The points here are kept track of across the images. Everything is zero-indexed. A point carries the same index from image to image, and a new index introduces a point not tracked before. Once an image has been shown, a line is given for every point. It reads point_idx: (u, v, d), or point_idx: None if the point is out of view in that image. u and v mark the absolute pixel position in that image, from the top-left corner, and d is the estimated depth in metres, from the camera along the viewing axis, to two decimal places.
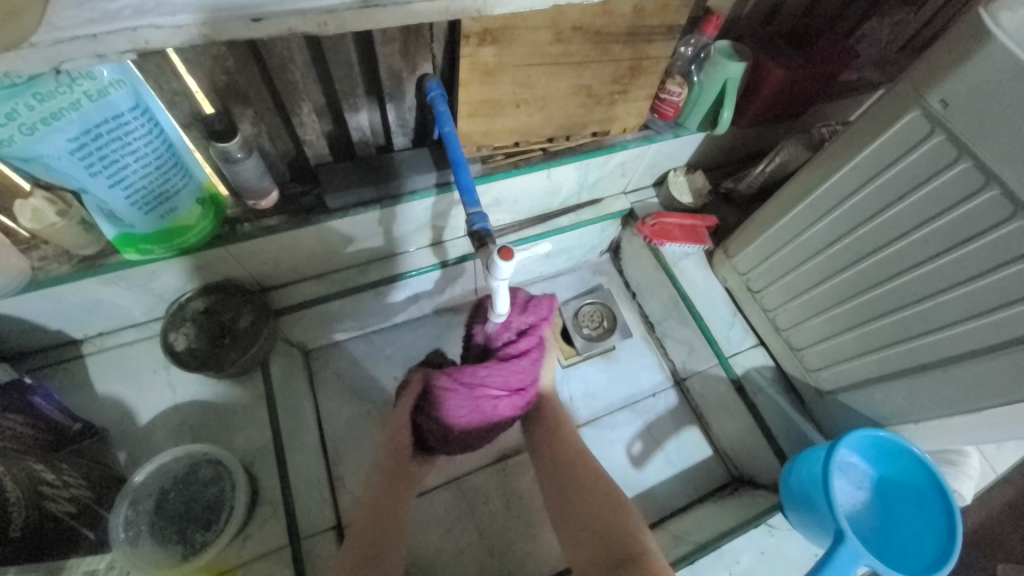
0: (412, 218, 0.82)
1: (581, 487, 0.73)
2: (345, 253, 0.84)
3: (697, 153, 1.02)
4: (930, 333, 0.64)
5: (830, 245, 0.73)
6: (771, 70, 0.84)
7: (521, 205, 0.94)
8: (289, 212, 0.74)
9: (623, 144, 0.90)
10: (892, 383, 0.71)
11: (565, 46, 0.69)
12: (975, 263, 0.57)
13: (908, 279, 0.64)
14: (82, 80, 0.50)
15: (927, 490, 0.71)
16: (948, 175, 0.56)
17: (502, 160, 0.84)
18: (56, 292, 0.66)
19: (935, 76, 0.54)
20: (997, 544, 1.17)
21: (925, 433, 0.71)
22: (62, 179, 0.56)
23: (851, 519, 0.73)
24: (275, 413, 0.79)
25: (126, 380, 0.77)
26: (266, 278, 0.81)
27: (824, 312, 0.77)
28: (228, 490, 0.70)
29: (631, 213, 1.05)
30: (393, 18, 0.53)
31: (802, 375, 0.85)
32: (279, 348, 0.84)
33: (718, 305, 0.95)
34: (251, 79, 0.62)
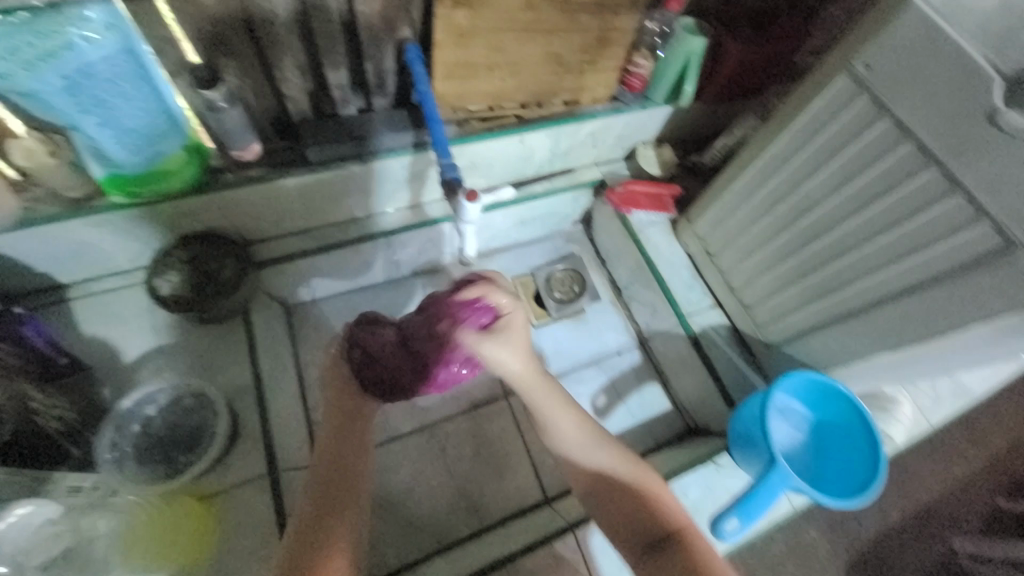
0: (390, 177, 0.86)
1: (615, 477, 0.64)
2: (326, 209, 0.88)
3: (665, 126, 1.07)
4: (859, 279, 0.70)
5: (775, 205, 0.79)
6: (732, 47, 0.91)
7: (496, 171, 0.98)
8: (272, 164, 0.78)
9: (593, 114, 0.95)
10: (827, 331, 0.77)
11: (535, 12, 0.74)
12: (894, 213, 0.63)
13: (839, 233, 0.70)
14: (76, 22, 0.54)
15: (855, 429, 0.78)
16: (870, 134, 0.63)
17: (477, 124, 0.88)
18: (45, 232, 0.69)
19: (861, 42, 0.60)
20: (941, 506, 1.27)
21: (856, 375, 0.79)
22: (55, 116, 0.60)
23: (789, 455, 0.80)
24: (256, 359, 0.83)
25: (112, 323, 0.80)
26: (249, 230, 0.85)
27: (772, 268, 0.84)
28: (210, 418, 0.74)
29: (602, 183, 1.11)
30: None
31: (753, 331, 0.92)
32: (260, 300, 0.88)
33: (679, 269, 1.01)
34: (237, 30, 0.66)
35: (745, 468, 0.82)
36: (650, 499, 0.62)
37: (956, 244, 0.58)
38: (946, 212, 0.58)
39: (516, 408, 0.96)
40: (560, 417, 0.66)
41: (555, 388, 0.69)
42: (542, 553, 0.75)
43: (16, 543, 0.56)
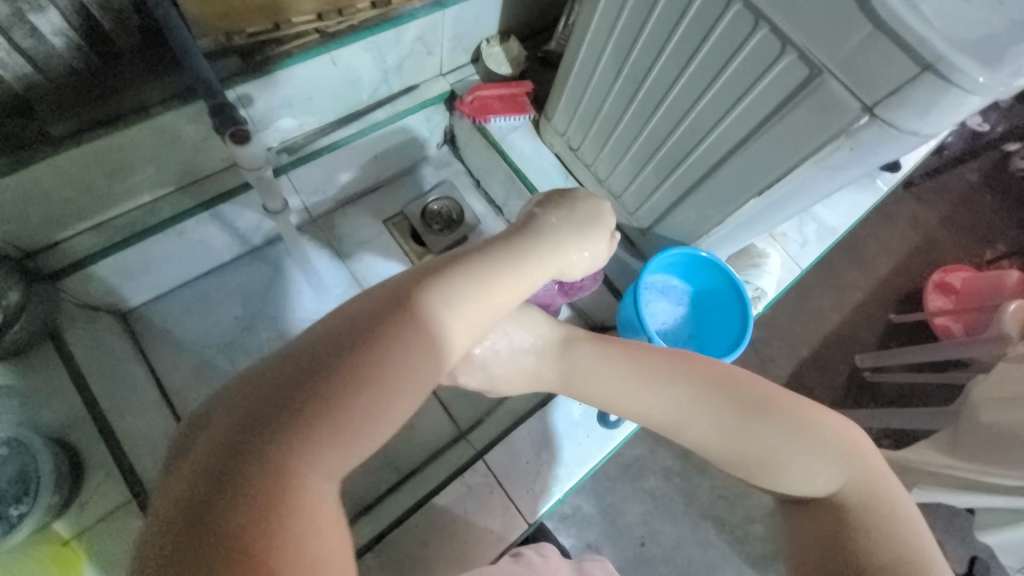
0: (181, 137, 0.72)
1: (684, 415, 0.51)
2: (115, 190, 0.73)
3: (505, 16, 0.96)
4: (700, 143, 0.67)
5: (617, 80, 0.73)
6: None
7: (320, 104, 0.85)
8: (3, 151, 0.62)
9: (411, 14, 0.82)
10: (685, 204, 0.76)
11: None
12: (715, 62, 0.59)
13: (674, 97, 0.67)
14: None
15: (726, 289, 0.81)
16: None
17: (271, 50, 0.73)
18: None
19: None
20: (831, 335, 1.42)
21: (720, 241, 0.79)
22: None
23: (669, 332, 0.83)
24: (86, 382, 0.71)
25: None
26: (24, 238, 0.68)
27: (629, 150, 0.80)
28: (33, 461, 0.63)
29: (453, 96, 1.00)
30: None
31: (627, 221, 0.90)
32: (73, 315, 0.75)
33: (550, 172, 0.96)
34: None
35: None
36: (734, 463, 0.50)
37: (771, 83, 0.55)
38: (759, 47, 0.54)
39: None
40: (627, 398, 0.54)
41: (645, 353, 0.54)
42: (454, 487, 0.76)
43: None
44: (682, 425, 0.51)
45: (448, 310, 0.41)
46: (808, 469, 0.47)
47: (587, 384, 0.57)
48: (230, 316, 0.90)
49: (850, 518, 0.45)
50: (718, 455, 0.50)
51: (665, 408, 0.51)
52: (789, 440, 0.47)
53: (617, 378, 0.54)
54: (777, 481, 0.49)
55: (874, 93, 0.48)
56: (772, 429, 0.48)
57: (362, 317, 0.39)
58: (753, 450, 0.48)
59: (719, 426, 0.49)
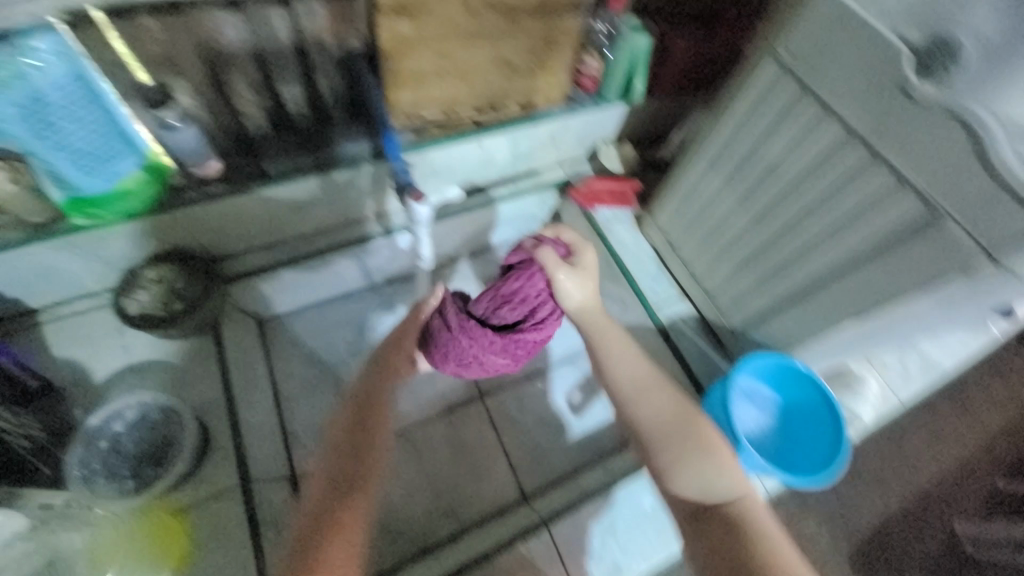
0: (353, 186, 0.88)
1: (649, 392, 0.63)
2: (292, 222, 0.89)
3: (626, 124, 1.10)
4: (805, 260, 0.72)
5: (726, 193, 0.81)
6: (675, 42, 0.94)
7: (460, 177, 1.01)
8: (230, 179, 0.79)
9: (548, 114, 0.97)
10: (783, 313, 0.79)
11: (479, 20, 0.77)
12: (831, 192, 0.65)
13: (784, 215, 0.73)
14: (22, 50, 0.57)
15: (819, 407, 0.80)
16: (802, 117, 0.65)
17: (435, 132, 0.90)
18: (12, 256, 0.71)
19: (783, 31, 0.63)
20: None
21: (816, 355, 0.80)
22: (6, 142, 0.61)
23: (756, 438, 0.82)
24: (228, 373, 0.84)
25: (81, 344, 0.80)
26: (215, 246, 0.86)
27: (729, 254, 0.86)
28: (181, 431, 0.75)
29: (567, 183, 1.12)
30: None
31: (718, 318, 0.94)
32: (229, 314, 0.89)
33: (646, 262, 1.04)
34: (187, 51, 0.67)
35: None
36: (656, 438, 0.60)
37: (889, 217, 0.60)
38: (877, 187, 0.60)
39: (491, 410, 0.97)
40: (614, 345, 0.67)
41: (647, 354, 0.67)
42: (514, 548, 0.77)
43: None
44: (641, 395, 0.63)
45: (563, 276, 0.69)
46: (711, 466, 0.57)
47: (603, 332, 0.69)
48: (340, 341, 1.00)
49: (736, 524, 0.51)
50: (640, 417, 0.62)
51: (634, 376, 0.64)
52: (710, 449, 0.58)
53: (608, 336, 0.68)
54: (673, 472, 0.57)
55: (990, 235, 0.52)
56: (701, 430, 0.59)
57: (345, 445, 0.66)
58: (679, 440, 0.59)
59: (668, 413, 0.61)
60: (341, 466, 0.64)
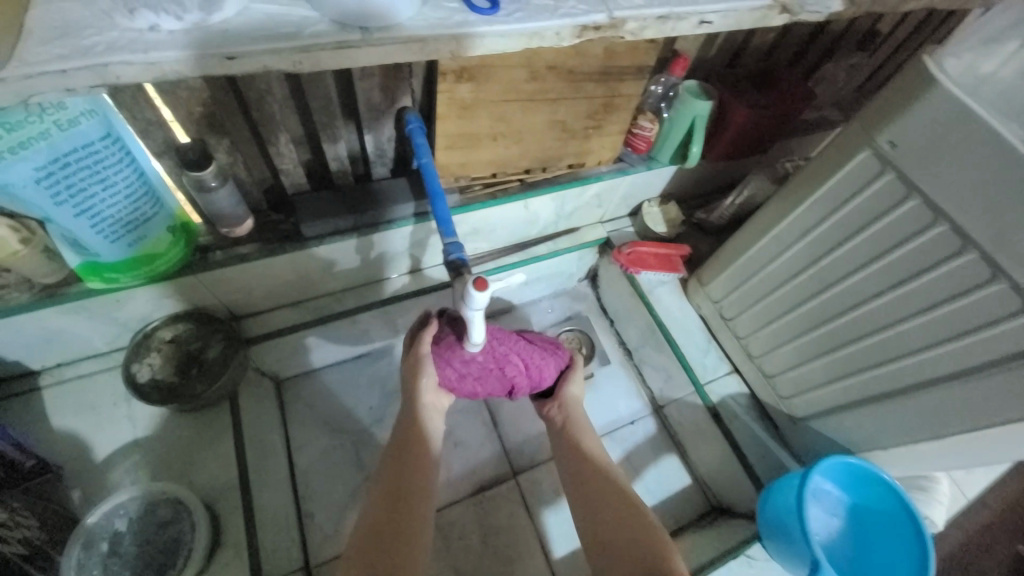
0: (389, 246, 0.83)
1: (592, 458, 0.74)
2: (321, 281, 0.83)
3: (671, 184, 1.05)
4: (891, 360, 0.66)
5: (794, 276, 0.75)
6: (737, 109, 0.89)
7: (499, 235, 0.95)
8: (263, 239, 0.73)
9: (598, 176, 0.92)
10: (860, 411, 0.73)
11: (540, 83, 0.72)
12: (929, 295, 0.59)
13: (867, 309, 0.67)
14: (52, 110, 0.49)
15: (897, 515, 0.72)
16: (898, 212, 0.59)
17: (480, 190, 0.85)
18: (16, 322, 0.64)
19: (882, 120, 0.58)
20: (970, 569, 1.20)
21: (894, 458, 0.73)
22: (24, 208, 0.54)
23: (825, 546, 0.74)
24: (243, 449, 0.76)
25: (85, 413, 0.73)
26: (239, 306, 0.79)
27: (793, 339, 0.79)
28: (189, 531, 0.67)
29: (607, 242, 1.07)
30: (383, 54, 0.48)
31: (775, 403, 0.87)
32: (248, 378, 0.82)
33: (693, 333, 0.97)
34: (229, 110, 0.62)
35: (778, 560, 0.76)
36: (593, 493, 0.70)
37: (1002, 332, 0.54)
38: (987, 299, 0.54)
39: (525, 490, 0.89)
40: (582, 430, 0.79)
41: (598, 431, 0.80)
42: None
43: None
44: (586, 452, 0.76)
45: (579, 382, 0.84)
46: (636, 520, 0.65)
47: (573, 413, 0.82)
48: (364, 406, 0.92)
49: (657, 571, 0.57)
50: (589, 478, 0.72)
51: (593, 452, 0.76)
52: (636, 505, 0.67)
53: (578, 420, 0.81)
54: (607, 527, 0.65)
55: None
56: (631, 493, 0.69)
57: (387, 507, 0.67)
58: (611, 498, 0.68)
59: (606, 472, 0.72)
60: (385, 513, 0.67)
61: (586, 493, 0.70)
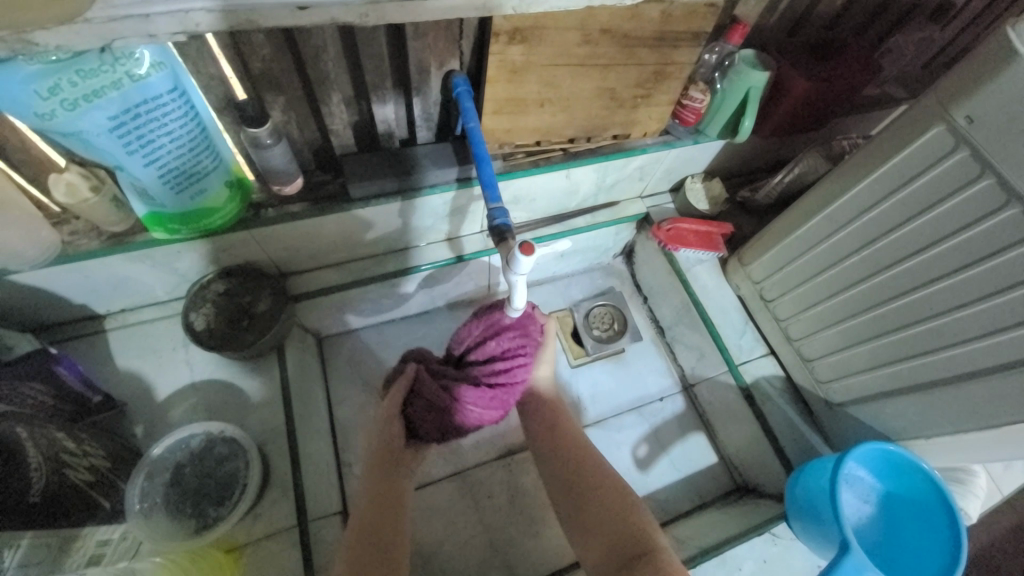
0: (430, 211, 0.83)
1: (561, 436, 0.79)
2: (363, 243, 0.85)
3: (717, 160, 1.02)
4: (944, 348, 0.64)
5: (846, 257, 0.73)
6: (794, 81, 0.85)
7: (538, 205, 0.95)
8: (312, 199, 0.75)
9: (643, 148, 0.90)
10: (903, 398, 0.71)
11: (592, 48, 0.70)
12: (994, 280, 0.57)
13: (924, 294, 0.64)
14: (123, 60, 0.51)
15: (933, 505, 0.71)
16: (969, 191, 0.56)
17: (523, 158, 0.85)
18: (88, 267, 0.68)
19: (961, 92, 0.54)
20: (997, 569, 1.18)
21: (935, 449, 0.71)
22: (97, 156, 0.57)
23: (855, 530, 0.74)
24: (288, 399, 0.80)
25: (146, 356, 0.78)
26: (286, 263, 0.82)
27: (838, 322, 0.77)
28: (243, 468, 0.72)
29: (646, 218, 1.05)
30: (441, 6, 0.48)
31: (812, 387, 0.86)
32: (293, 334, 0.86)
33: (730, 313, 0.95)
34: (285, 68, 0.62)
35: (804, 542, 0.76)
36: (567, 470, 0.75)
37: None
38: None
39: None
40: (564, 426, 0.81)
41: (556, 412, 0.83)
42: None
43: None
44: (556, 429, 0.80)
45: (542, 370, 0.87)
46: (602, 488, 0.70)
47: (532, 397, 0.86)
48: None
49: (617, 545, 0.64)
50: (565, 462, 0.75)
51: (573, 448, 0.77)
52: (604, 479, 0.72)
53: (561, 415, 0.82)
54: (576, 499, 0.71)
55: None
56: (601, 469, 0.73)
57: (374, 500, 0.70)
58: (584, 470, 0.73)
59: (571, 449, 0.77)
60: (382, 489, 0.72)
61: (561, 470, 0.75)
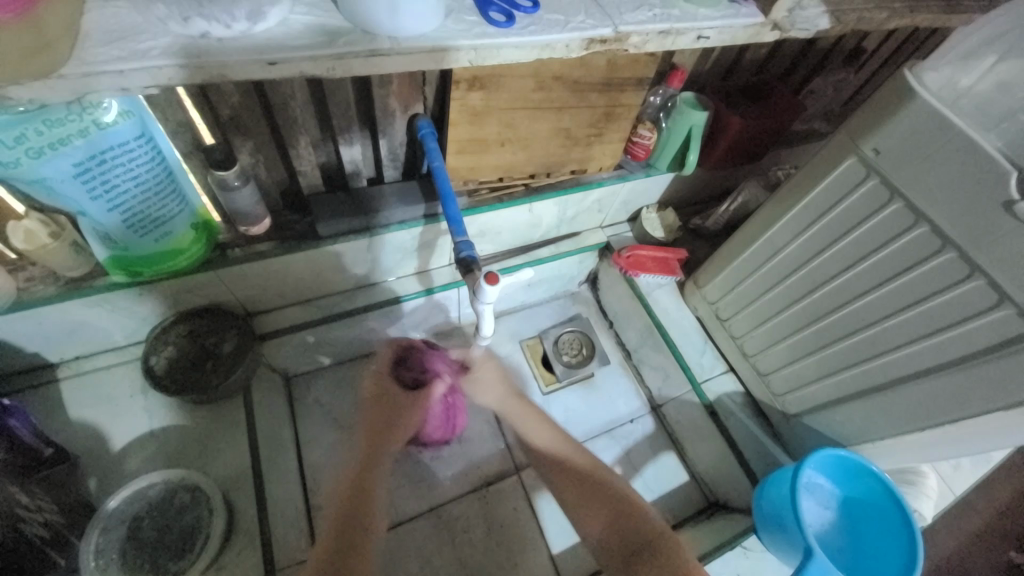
0: (398, 246, 0.85)
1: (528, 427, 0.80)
2: (332, 279, 0.86)
3: (668, 191, 1.09)
4: (879, 355, 0.70)
5: (787, 276, 0.79)
6: (731, 119, 0.93)
7: (504, 238, 0.98)
8: (280, 238, 0.76)
9: (599, 182, 0.96)
10: (850, 405, 0.76)
11: (546, 93, 0.76)
12: (914, 290, 0.63)
13: (858, 307, 0.70)
14: (92, 109, 0.52)
15: (888, 507, 0.75)
16: (884, 213, 0.63)
17: (487, 194, 0.88)
18: (41, 312, 0.66)
19: (868, 128, 0.62)
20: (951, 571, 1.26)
21: (883, 451, 0.76)
22: (60, 202, 0.57)
23: (819, 537, 0.77)
24: (255, 441, 0.78)
25: (101, 405, 0.75)
26: (253, 302, 0.81)
27: (787, 337, 0.83)
28: (206, 516, 0.69)
29: (607, 246, 1.10)
30: (403, 63, 0.52)
31: (769, 400, 0.91)
32: (260, 374, 0.85)
33: (690, 334, 1.00)
34: (253, 114, 0.65)
35: (774, 552, 0.79)
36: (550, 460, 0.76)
37: (984, 326, 0.58)
38: (966, 294, 0.58)
39: (527, 484, 0.91)
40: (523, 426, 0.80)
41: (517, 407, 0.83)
42: None
43: None
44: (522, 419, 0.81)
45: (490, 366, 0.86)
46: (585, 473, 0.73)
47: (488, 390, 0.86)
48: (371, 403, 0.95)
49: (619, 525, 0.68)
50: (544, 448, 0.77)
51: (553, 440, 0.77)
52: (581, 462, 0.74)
53: (520, 410, 0.81)
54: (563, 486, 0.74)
55: None
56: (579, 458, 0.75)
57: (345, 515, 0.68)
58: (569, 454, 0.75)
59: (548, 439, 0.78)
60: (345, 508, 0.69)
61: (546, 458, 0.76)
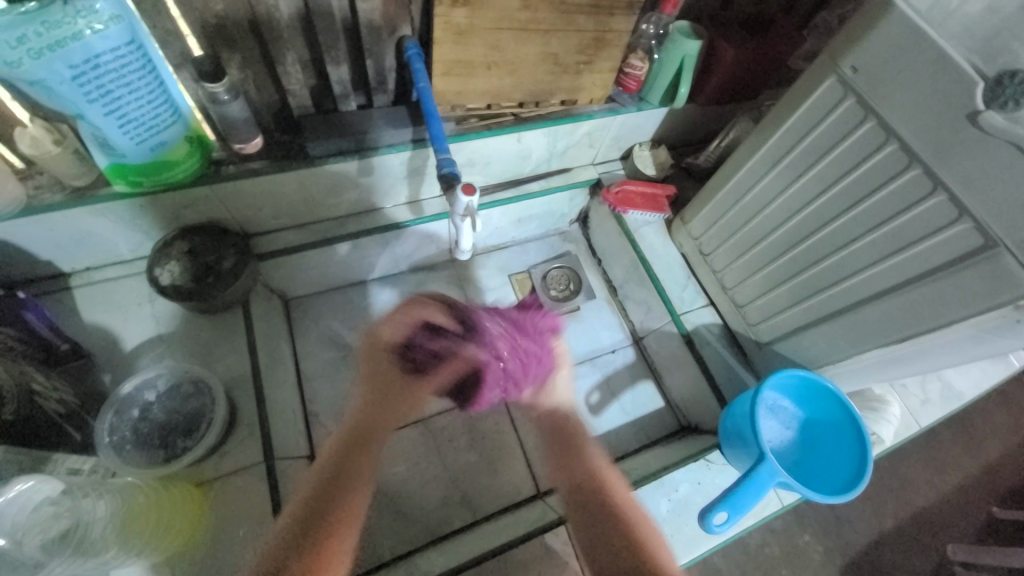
0: (389, 172, 0.88)
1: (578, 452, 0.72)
2: (326, 204, 0.89)
3: (662, 128, 1.08)
4: (846, 279, 0.72)
5: (768, 205, 0.80)
6: (724, 49, 0.92)
7: (494, 169, 1.00)
8: (271, 158, 0.79)
9: (590, 114, 0.96)
10: (817, 330, 0.79)
11: (532, 13, 0.76)
12: (882, 210, 0.64)
13: (828, 231, 0.72)
14: (84, 13, 0.55)
15: (843, 424, 0.79)
16: (857, 133, 0.64)
17: (475, 122, 0.90)
18: (49, 219, 0.70)
19: (848, 45, 0.62)
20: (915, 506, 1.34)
21: (844, 372, 0.80)
22: (61, 106, 0.60)
23: (778, 452, 0.82)
24: (255, 349, 0.84)
25: (111, 311, 0.81)
26: (250, 223, 0.86)
27: (763, 267, 0.85)
28: (208, 405, 0.76)
29: (598, 183, 1.11)
30: None
31: (745, 330, 0.94)
32: (259, 291, 0.90)
33: (674, 270, 1.03)
34: (240, 26, 0.67)
35: (736, 466, 0.84)
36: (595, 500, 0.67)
37: (944, 240, 0.59)
38: (928, 211, 0.59)
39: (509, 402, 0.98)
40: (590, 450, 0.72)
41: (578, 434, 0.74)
42: (533, 545, 0.71)
43: (16, 518, 0.55)
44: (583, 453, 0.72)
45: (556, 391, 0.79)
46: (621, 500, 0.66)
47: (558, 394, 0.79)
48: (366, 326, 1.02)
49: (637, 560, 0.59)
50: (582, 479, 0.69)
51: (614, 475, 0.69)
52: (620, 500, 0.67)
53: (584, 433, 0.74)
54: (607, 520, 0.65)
55: None
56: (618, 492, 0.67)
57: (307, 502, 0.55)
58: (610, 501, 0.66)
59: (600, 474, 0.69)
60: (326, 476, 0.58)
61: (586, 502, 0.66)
